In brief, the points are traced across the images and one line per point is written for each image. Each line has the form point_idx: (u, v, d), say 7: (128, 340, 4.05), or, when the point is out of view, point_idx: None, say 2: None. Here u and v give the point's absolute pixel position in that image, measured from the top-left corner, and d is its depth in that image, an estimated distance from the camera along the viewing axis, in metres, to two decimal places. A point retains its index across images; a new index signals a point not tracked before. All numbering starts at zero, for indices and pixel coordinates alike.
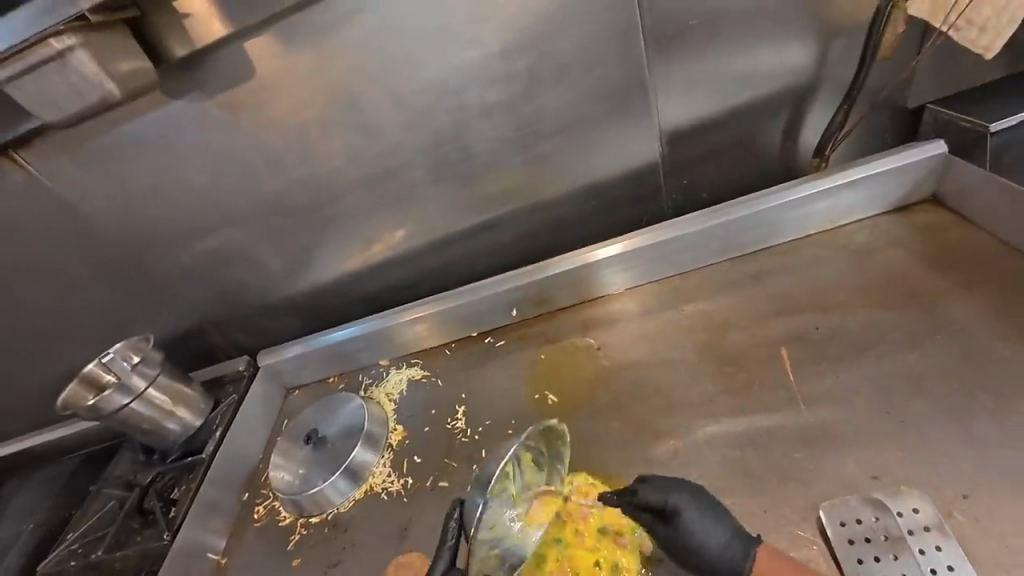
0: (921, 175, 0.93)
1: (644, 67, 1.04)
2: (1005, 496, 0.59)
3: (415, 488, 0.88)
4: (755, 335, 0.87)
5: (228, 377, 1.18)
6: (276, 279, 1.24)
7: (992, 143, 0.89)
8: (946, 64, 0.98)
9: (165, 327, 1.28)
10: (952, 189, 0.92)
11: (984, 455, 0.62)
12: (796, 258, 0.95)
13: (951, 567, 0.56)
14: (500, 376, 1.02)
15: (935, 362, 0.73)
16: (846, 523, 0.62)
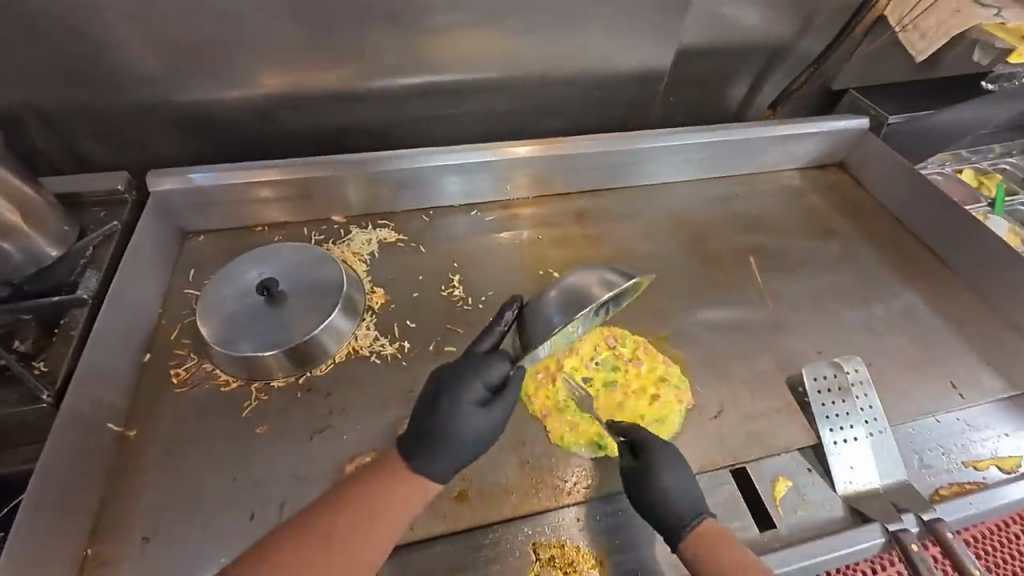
0: (846, 143, 1.17)
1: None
2: (887, 369, 0.85)
3: (416, 354, 0.79)
4: (729, 245, 1.02)
5: (93, 198, 0.82)
6: (181, 72, 0.89)
7: (885, 131, 1.19)
8: (886, 57, 1.20)
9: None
10: (856, 159, 1.18)
11: (877, 344, 0.89)
12: (754, 189, 1.13)
13: (870, 406, 0.75)
14: (496, 250, 0.96)
15: (845, 281, 0.99)
16: (816, 378, 0.77)
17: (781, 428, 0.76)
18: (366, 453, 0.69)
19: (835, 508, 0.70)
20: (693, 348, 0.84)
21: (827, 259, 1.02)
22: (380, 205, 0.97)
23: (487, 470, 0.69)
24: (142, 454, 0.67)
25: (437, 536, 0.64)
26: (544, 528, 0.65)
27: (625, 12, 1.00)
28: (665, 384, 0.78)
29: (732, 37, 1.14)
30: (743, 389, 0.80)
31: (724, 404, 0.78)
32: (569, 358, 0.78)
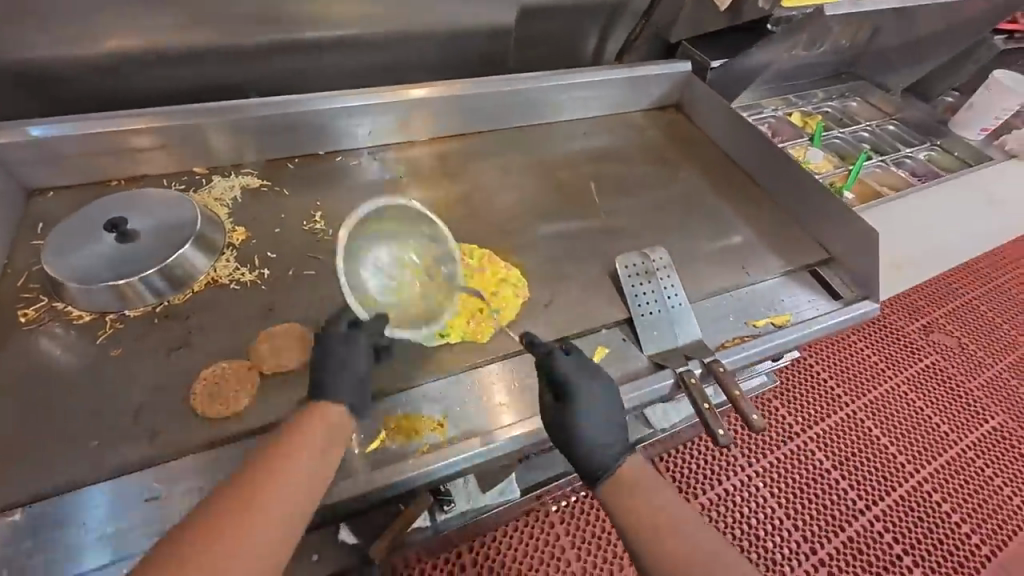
0: (677, 85, 1.35)
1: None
2: (694, 260, 1.04)
3: (275, 279, 0.85)
4: (574, 174, 1.16)
5: None
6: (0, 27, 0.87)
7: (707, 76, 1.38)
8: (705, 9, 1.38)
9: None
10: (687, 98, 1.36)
11: (688, 243, 1.07)
12: (599, 127, 1.28)
13: (674, 284, 0.91)
14: (359, 188, 1.03)
15: (669, 197, 1.16)
16: (629, 264, 0.92)
17: (602, 311, 0.91)
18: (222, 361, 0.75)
19: (640, 363, 0.85)
20: (532, 257, 0.97)
21: (657, 181, 1.19)
22: (242, 155, 1.01)
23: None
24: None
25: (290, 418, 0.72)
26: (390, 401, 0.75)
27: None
28: (505, 283, 0.91)
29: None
30: (572, 285, 0.94)
31: (555, 295, 0.91)
32: (420, 268, 0.90)
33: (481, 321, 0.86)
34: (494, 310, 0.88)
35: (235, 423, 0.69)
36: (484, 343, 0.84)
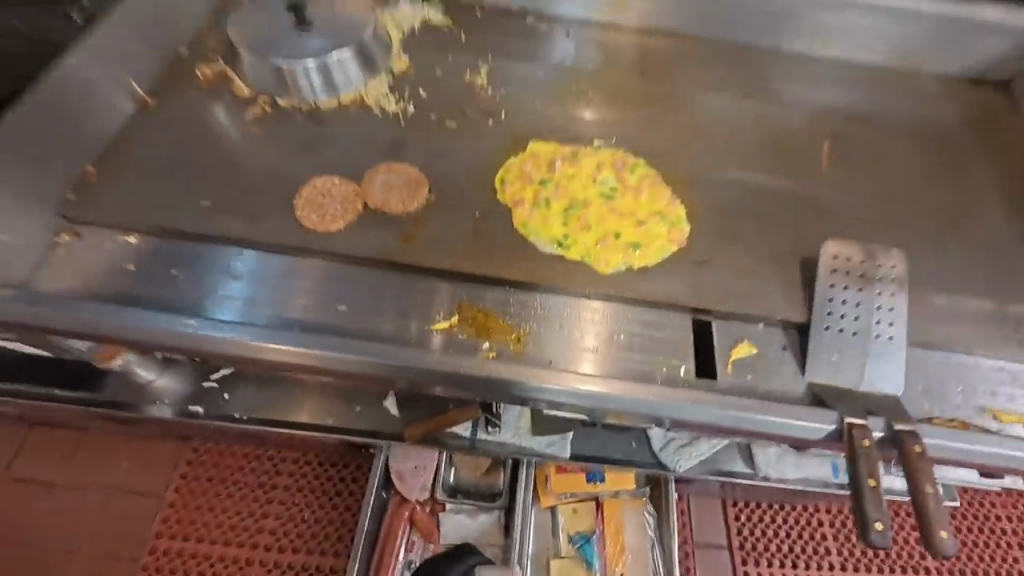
0: (833, 22, 0.90)
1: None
2: (867, 212, 0.76)
3: (416, 117, 0.76)
4: (804, 124, 0.85)
5: None
6: None
7: (912, 12, 0.88)
8: None
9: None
10: (854, 28, 0.90)
11: (876, 212, 0.76)
12: (765, 99, 0.87)
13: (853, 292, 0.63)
14: (386, 94, 0.78)
15: (903, 190, 0.79)
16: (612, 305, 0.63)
17: (770, 295, 0.65)
18: (336, 177, 0.68)
19: (796, 387, 0.61)
20: (710, 200, 0.73)
21: (914, 167, 0.83)
22: None
23: (442, 225, 0.66)
24: (143, 124, 0.71)
25: (374, 257, 0.63)
26: (477, 295, 0.62)
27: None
28: (659, 217, 0.69)
29: None
30: (747, 253, 0.68)
31: (717, 251, 0.68)
32: (565, 165, 0.72)
33: (611, 248, 0.66)
34: (634, 243, 0.67)
35: (324, 241, 0.63)
36: (603, 274, 0.64)
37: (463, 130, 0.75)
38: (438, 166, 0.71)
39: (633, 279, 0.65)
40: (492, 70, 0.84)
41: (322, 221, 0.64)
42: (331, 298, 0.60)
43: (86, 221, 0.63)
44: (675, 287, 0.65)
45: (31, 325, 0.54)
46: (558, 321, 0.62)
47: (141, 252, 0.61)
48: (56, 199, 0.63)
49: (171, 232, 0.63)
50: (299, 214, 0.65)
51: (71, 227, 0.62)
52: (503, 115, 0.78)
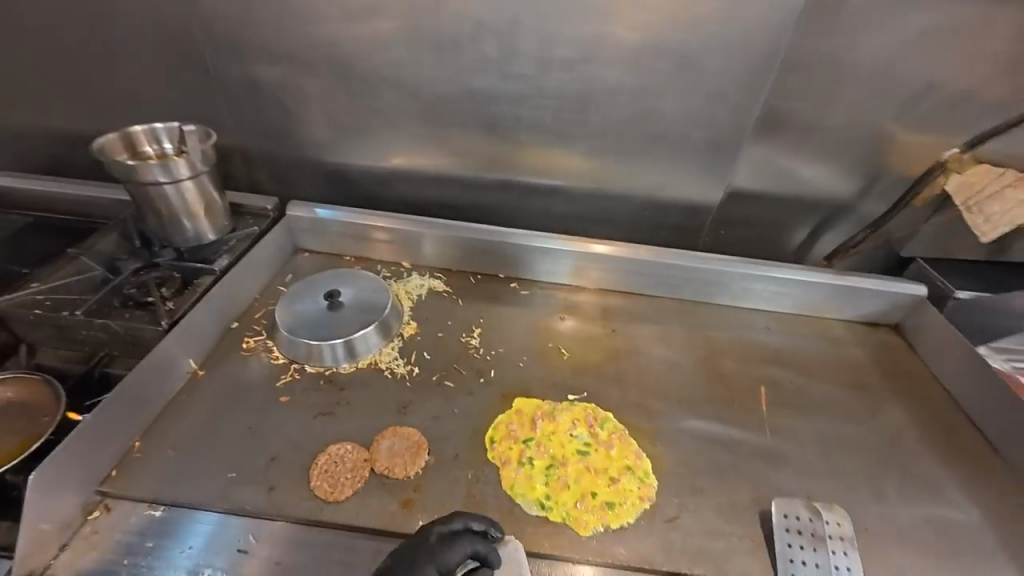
0: (758, 288, 1.12)
1: (765, 83, 1.05)
2: (814, 456, 0.86)
3: (421, 378, 0.91)
4: (744, 369, 1.01)
5: (38, 282, 0.87)
6: (69, 286, 0.88)
7: (819, 282, 1.10)
8: (689, 167, 1.17)
9: (69, 113, 1.18)
10: (775, 292, 1.12)
11: (822, 454, 0.87)
12: (710, 347, 1.05)
13: (811, 554, 0.69)
14: (396, 357, 0.95)
15: (842, 430, 0.91)
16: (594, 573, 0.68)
17: (737, 556, 0.71)
18: (349, 442, 0.78)
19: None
20: (672, 451, 0.84)
21: (849, 407, 0.96)
22: (439, 263, 1.16)
23: (439, 489, 0.74)
24: (190, 394, 0.84)
25: (375, 527, 0.70)
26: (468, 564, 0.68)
27: (674, 153, 1.15)
28: (629, 473, 0.78)
29: (788, 187, 1.22)
30: (711, 507, 0.76)
31: (684, 508, 0.75)
32: (545, 423, 0.84)
33: (589, 509, 0.73)
34: (609, 502, 0.74)
35: (331, 511, 0.71)
36: (584, 536, 0.71)
37: (460, 389, 0.90)
38: (437, 427, 0.83)
39: (612, 544, 0.70)
40: (485, 330, 1.03)
41: (332, 491, 0.72)
42: (329, 575, 0.65)
43: (121, 496, 0.70)
44: (649, 549, 0.71)
45: None
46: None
47: (161, 524, 0.68)
48: (98, 476, 0.71)
49: (194, 504, 0.71)
50: (313, 484, 0.72)
51: (102, 500, 0.70)
52: (492, 373, 0.94)
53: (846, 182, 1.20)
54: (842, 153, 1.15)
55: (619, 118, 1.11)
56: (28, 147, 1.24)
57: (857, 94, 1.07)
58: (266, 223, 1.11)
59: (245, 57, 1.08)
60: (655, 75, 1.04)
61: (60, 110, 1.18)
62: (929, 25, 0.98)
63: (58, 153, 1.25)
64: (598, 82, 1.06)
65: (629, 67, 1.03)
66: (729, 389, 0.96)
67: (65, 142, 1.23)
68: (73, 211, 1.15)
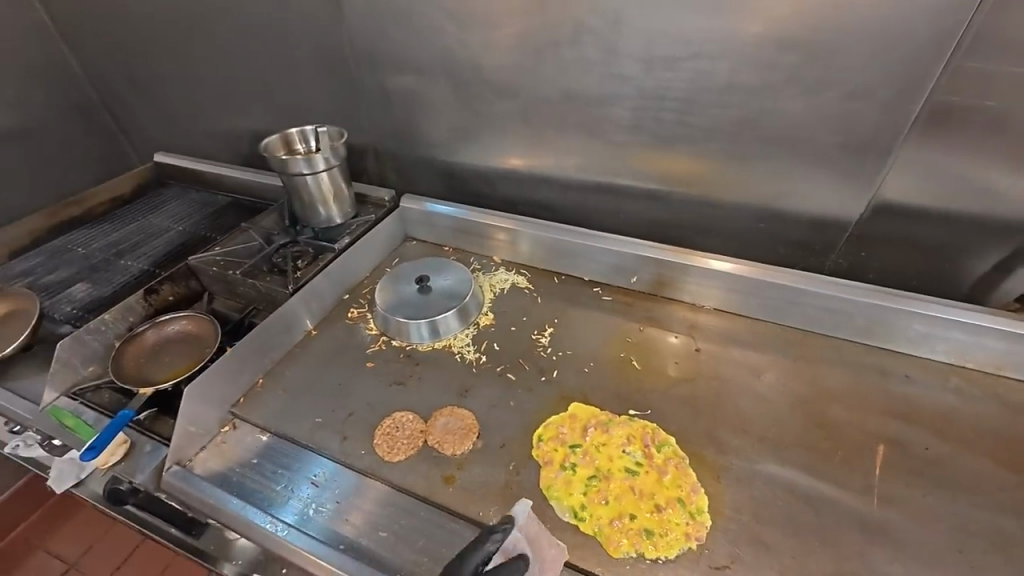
0: (896, 325, 0.91)
1: (933, 73, 0.84)
2: (939, 544, 0.68)
3: (486, 366, 0.96)
4: (858, 419, 0.84)
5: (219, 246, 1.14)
6: (237, 251, 1.14)
7: (992, 328, 0.85)
8: (818, 174, 1.01)
9: (261, 118, 1.52)
10: (922, 332, 0.90)
11: (953, 545, 0.68)
12: (816, 385, 0.90)
13: None
14: (469, 343, 1.01)
15: (993, 522, 0.70)
16: None
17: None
18: (412, 413, 0.86)
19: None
20: (739, 493, 0.74)
21: (1014, 496, 0.73)
22: (526, 260, 1.20)
23: (481, 472, 0.78)
24: (304, 348, 1.02)
25: (419, 492, 0.76)
26: None
27: (798, 158, 1.00)
28: (679, 504, 0.72)
29: (963, 204, 0.96)
30: (773, 568, 0.66)
31: (739, 560, 0.66)
32: (597, 433, 0.82)
33: (625, 530, 0.69)
34: (649, 529, 0.69)
35: (387, 469, 0.79)
36: (613, 556, 0.67)
37: (520, 383, 0.92)
38: (492, 414, 0.86)
39: (644, 573, 0.66)
40: (558, 330, 1.03)
41: (390, 452, 0.80)
42: (374, 523, 0.73)
43: (244, 419, 0.89)
44: None
45: (179, 495, 0.78)
46: None
47: (265, 448, 0.85)
48: (232, 399, 0.91)
49: (289, 437, 0.86)
50: (376, 442, 0.82)
51: (232, 419, 0.90)
52: (555, 373, 0.94)
53: None
54: None
55: (732, 119, 1.00)
56: (235, 143, 1.62)
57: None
58: (383, 212, 1.27)
59: (380, 68, 1.24)
60: (778, 70, 0.92)
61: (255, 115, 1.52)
62: None
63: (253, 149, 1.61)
64: (708, 81, 0.97)
65: (746, 63, 0.93)
66: (831, 439, 0.81)
67: (257, 140, 1.58)
68: (255, 194, 1.47)
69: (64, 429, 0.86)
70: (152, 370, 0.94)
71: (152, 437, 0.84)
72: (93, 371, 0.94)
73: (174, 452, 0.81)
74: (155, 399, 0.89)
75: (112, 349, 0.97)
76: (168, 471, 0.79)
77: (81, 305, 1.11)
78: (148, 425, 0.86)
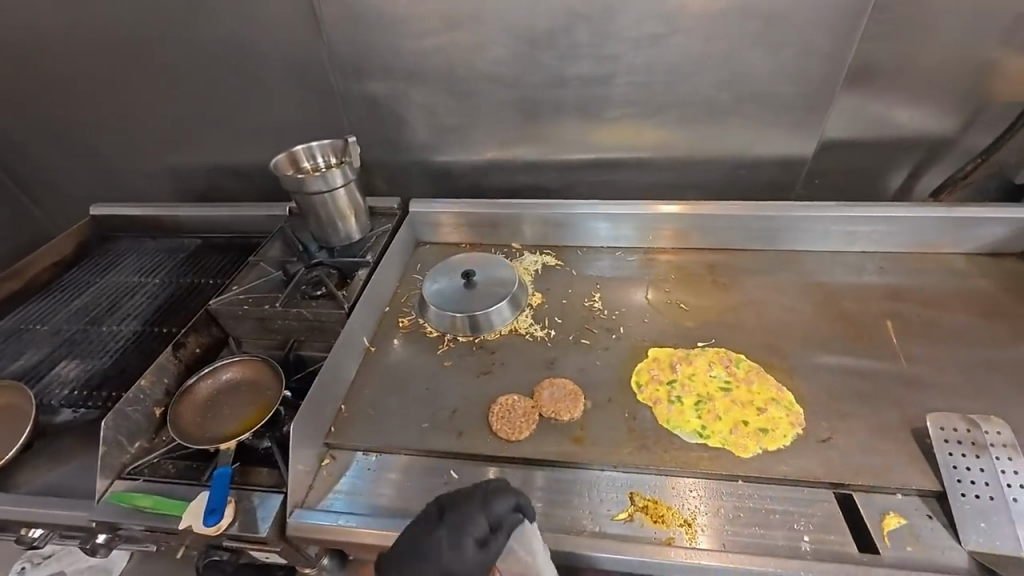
0: (867, 229, 1.13)
1: (857, 26, 1.06)
2: (956, 380, 0.88)
3: (559, 338, 1.01)
4: (866, 307, 1.04)
5: (237, 284, 1.06)
6: (259, 286, 1.06)
7: (933, 217, 1.10)
8: (780, 120, 1.21)
9: (220, 147, 1.40)
10: (886, 231, 1.13)
11: (964, 379, 0.89)
12: (824, 289, 1.09)
13: (973, 461, 0.73)
14: (532, 323, 1.05)
15: (981, 356, 0.93)
16: (761, 488, 0.75)
17: (898, 468, 0.75)
18: (515, 394, 0.90)
19: (959, 559, 0.66)
20: (811, 382, 0.89)
21: (985, 334, 0.97)
22: (548, 240, 1.26)
23: (602, 426, 0.84)
24: (370, 367, 0.99)
25: (554, 459, 0.80)
26: (643, 485, 0.77)
27: (763, 108, 1.19)
28: (775, 403, 0.85)
29: (887, 128, 1.22)
30: (861, 428, 0.81)
31: (833, 430, 0.81)
32: (684, 367, 0.92)
33: (744, 435, 0.80)
34: (761, 428, 0.81)
35: (515, 449, 0.82)
36: (744, 458, 0.78)
37: (596, 345, 0.99)
38: (586, 377, 0.93)
39: (772, 463, 0.77)
40: (606, 294, 1.12)
41: (513, 432, 0.83)
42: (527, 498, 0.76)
43: (341, 446, 0.86)
44: (810, 465, 0.76)
45: (313, 534, 0.74)
46: (710, 501, 0.74)
47: (379, 467, 0.83)
48: (323, 431, 0.86)
49: (401, 450, 0.84)
50: (494, 428, 0.84)
51: (329, 451, 0.85)
52: (622, 329, 1.02)
53: (950, 117, 1.18)
54: (944, 86, 1.14)
55: (710, 85, 1.16)
56: (188, 181, 1.48)
57: (959, 23, 1.05)
58: (396, 221, 1.25)
59: (366, 77, 1.23)
60: (743, 37, 1.09)
61: (214, 147, 1.40)
62: None
63: (211, 184, 1.48)
64: (688, 53, 1.12)
65: (716, 35, 1.09)
66: (854, 326, 1.00)
67: (217, 172, 1.45)
68: (234, 230, 1.35)
69: (141, 511, 0.76)
70: (213, 426, 0.85)
71: (255, 488, 0.77)
72: (140, 446, 0.84)
73: (291, 495, 0.76)
74: (235, 453, 0.82)
75: (156, 417, 0.87)
76: (292, 515, 0.74)
77: (82, 383, 0.97)
78: (240, 480, 0.79)
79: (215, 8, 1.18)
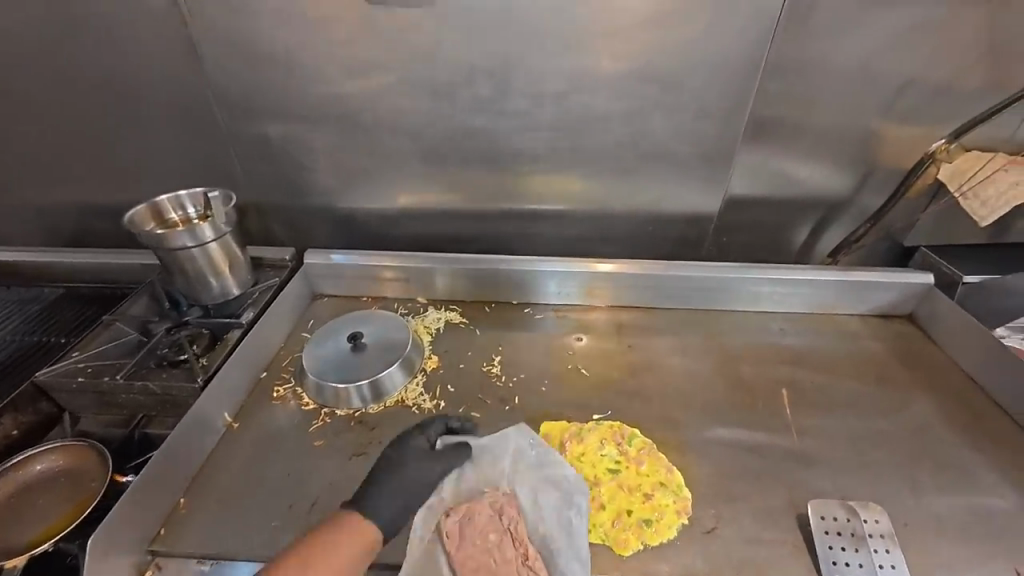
0: (768, 291, 1.14)
1: (748, 94, 1.10)
2: (842, 455, 0.87)
3: (447, 411, 0.93)
4: (763, 372, 1.02)
5: (78, 350, 0.92)
6: (106, 351, 0.93)
7: (828, 280, 1.11)
8: (683, 180, 1.22)
9: (95, 185, 1.27)
10: (785, 293, 1.14)
11: (851, 454, 0.87)
12: (725, 352, 1.07)
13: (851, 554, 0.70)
14: (421, 392, 0.97)
15: (868, 427, 0.92)
16: None
17: (778, 562, 0.71)
18: None
19: None
20: (701, 462, 0.85)
21: (873, 402, 0.97)
22: (456, 295, 1.19)
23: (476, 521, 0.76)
24: (227, 448, 0.87)
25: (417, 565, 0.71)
26: None
27: (667, 167, 1.19)
28: (662, 488, 0.79)
29: (787, 189, 1.24)
30: (748, 515, 0.77)
31: (717, 517, 0.76)
32: (574, 445, 0.86)
33: (626, 528, 0.75)
34: (645, 519, 0.76)
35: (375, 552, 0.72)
36: (623, 555, 0.72)
37: (486, 418, 0.92)
38: None
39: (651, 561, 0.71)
40: (505, 357, 1.05)
41: None
42: None
43: (170, 553, 0.73)
44: (689, 563, 0.71)
45: None
46: None
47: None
48: (148, 535, 0.74)
49: (243, 555, 0.73)
50: None
51: (153, 559, 0.73)
52: (516, 400, 0.96)
53: (842, 182, 1.22)
54: (832, 153, 1.18)
55: (614, 143, 1.16)
56: (57, 221, 1.32)
57: (841, 96, 1.11)
58: (287, 274, 1.15)
59: (258, 119, 1.15)
60: (642, 99, 1.10)
61: (89, 185, 1.27)
62: (898, 30, 1.02)
63: (84, 225, 1.33)
64: (590, 111, 1.11)
65: (617, 97, 1.09)
66: (749, 395, 0.97)
67: (92, 213, 1.31)
68: (102, 279, 1.21)
69: None
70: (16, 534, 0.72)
71: None
72: None
73: None
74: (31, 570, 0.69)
75: None
76: None
77: None
78: None
79: (86, 41, 1.08)
